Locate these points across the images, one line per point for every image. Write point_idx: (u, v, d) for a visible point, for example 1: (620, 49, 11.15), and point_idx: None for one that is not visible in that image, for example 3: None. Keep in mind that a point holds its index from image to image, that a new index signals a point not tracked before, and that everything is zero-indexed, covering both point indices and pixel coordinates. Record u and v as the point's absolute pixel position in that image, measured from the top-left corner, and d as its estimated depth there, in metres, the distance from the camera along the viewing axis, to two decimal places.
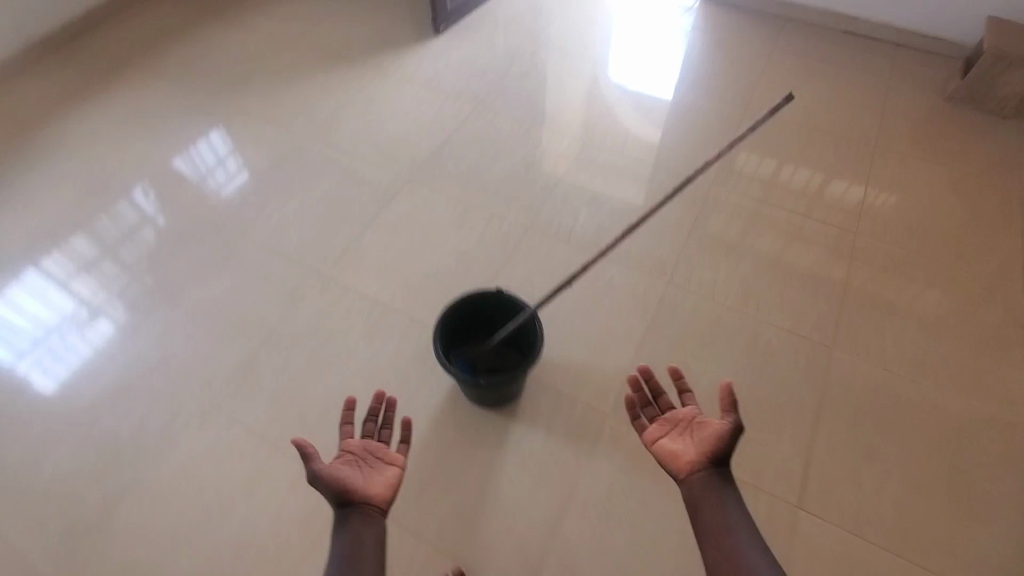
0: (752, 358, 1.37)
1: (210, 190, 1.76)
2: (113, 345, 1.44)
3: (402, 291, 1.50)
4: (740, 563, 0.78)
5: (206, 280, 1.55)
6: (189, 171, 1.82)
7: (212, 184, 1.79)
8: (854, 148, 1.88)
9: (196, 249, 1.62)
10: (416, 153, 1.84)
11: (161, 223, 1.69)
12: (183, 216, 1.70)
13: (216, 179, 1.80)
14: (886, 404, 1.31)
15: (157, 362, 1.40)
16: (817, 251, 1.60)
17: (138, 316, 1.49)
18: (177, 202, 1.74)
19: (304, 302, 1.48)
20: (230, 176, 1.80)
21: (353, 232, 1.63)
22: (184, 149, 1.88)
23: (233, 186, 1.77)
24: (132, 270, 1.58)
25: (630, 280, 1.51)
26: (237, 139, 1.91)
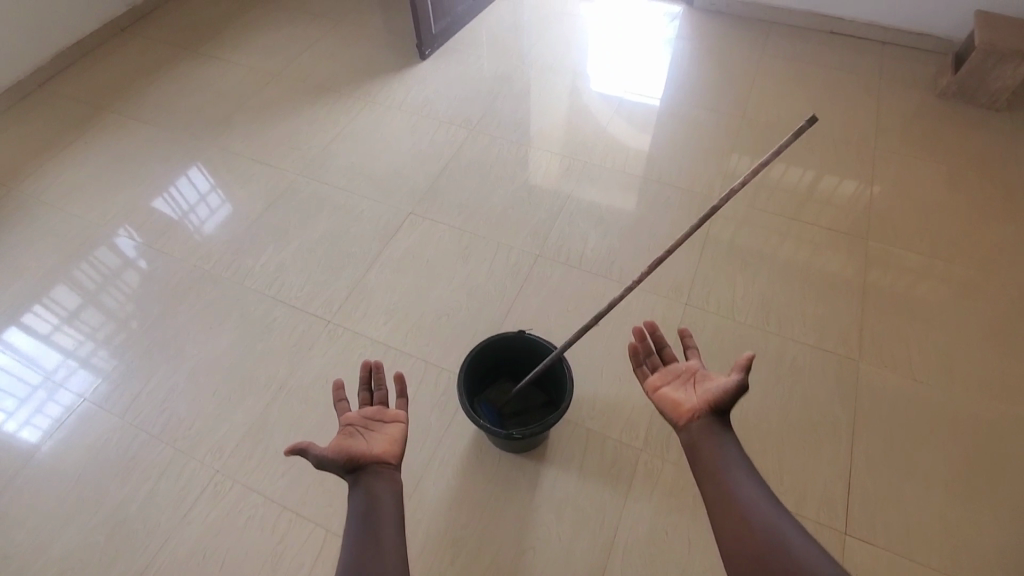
0: (779, 377, 1.34)
1: (190, 228, 1.71)
2: (106, 397, 1.39)
3: (415, 333, 1.44)
4: (734, 500, 0.73)
5: (201, 326, 1.49)
6: (168, 210, 1.76)
7: (191, 221, 1.73)
8: (855, 149, 1.86)
9: (188, 296, 1.56)
10: (414, 184, 1.79)
11: (145, 266, 1.63)
12: (171, 262, 1.64)
13: (196, 216, 1.74)
14: (920, 415, 1.28)
15: (157, 415, 1.35)
16: (833, 257, 1.57)
17: (130, 365, 1.44)
18: (165, 248, 1.67)
19: (312, 352, 1.42)
20: (210, 212, 1.75)
21: (356, 273, 1.57)
22: (164, 189, 1.82)
23: (214, 222, 1.72)
24: (118, 318, 1.53)
25: (646, 304, 1.48)
26: (224, 180, 1.84)
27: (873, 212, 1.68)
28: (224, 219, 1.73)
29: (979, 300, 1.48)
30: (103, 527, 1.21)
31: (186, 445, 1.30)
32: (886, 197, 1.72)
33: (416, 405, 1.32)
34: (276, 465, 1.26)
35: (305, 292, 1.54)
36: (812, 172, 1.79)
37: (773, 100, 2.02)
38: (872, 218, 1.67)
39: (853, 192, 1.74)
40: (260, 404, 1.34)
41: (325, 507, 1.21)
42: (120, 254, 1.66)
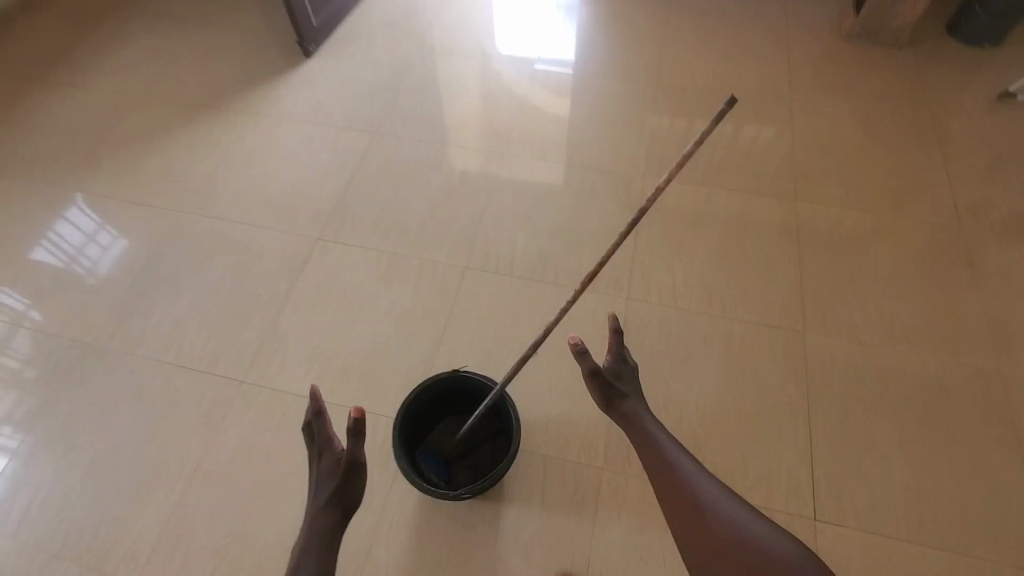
0: (731, 365, 1.30)
1: (83, 272, 1.50)
2: (13, 486, 1.20)
3: (343, 379, 1.30)
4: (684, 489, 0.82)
5: (110, 392, 1.31)
6: (51, 257, 1.53)
7: (82, 264, 1.51)
8: (773, 103, 1.81)
9: (89, 357, 1.36)
10: (317, 204, 1.60)
11: (39, 320, 1.42)
12: (63, 318, 1.43)
13: (86, 257, 1.52)
14: (867, 380, 1.28)
15: (84, 492, 1.19)
16: (767, 224, 1.52)
17: (44, 436, 1.26)
18: (50, 305, 1.45)
19: (226, 421, 1.25)
20: (102, 250, 1.54)
21: (266, 318, 1.40)
22: (38, 236, 1.57)
23: (110, 259, 1.52)
24: (13, 389, 1.32)
25: (587, 306, 1.39)
26: (101, 221, 1.59)
27: (798, 169, 1.64)
28: (115, 262, 1.51)
29: (906, 248, 1.48)
30: None
31: (96, 557, 1.13)
32: (809, 151, 1.68)
33: None
34: (206, 563, 1.11)
35: (210, 351, 1.35)
36: (737, 134, 1.73)
37: (686, 61, 1.94)
38: (800, 176, 1.63)
39: (779, 149, 1.69)
40: (176, 493, 1.18)
41: None
42: (4, 313, 1.44)
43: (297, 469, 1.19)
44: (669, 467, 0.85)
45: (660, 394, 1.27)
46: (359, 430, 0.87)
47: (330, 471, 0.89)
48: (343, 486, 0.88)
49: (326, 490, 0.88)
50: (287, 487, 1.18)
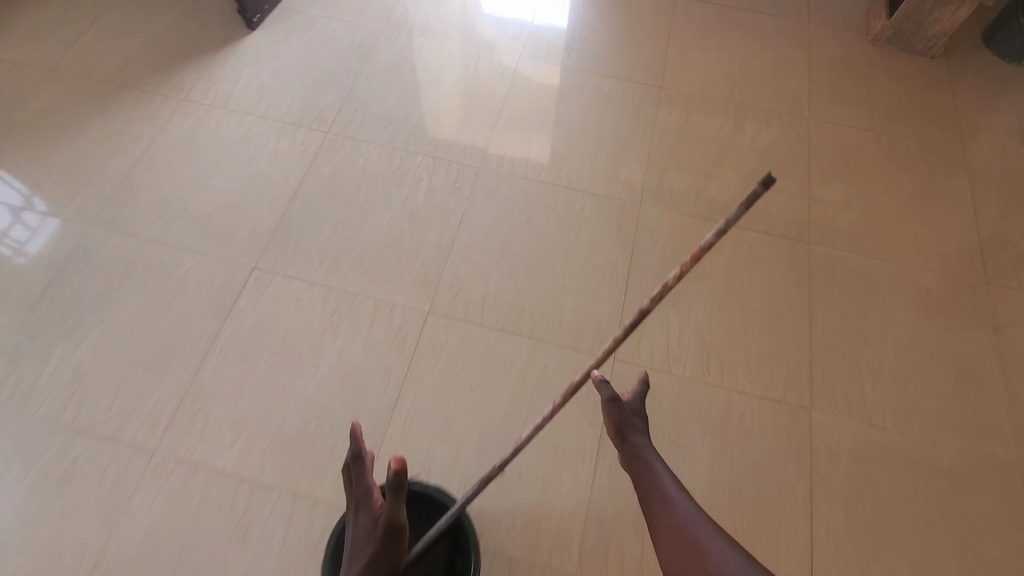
0: (727, 446, 1.14)
1: (8, 257, 1.30)
2: None
3: (276, 452, 1.10)
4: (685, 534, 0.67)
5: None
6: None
7: (9, 246, 1.31)
8: (791, 117, 1.58)
9: None
10: (255, 221, 1.35)
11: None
12: None
13: (11, 238, 1.32)
14: (876, 469, 1.13)
15: None
16: (775, 271, 1.33)
17: None
18: None
19: (135, 503, 1.06)
20: (29, 230, 1.33)
21: (187, 369, 1.18)
22: None
23: (41, 241, 1.32)
24: None
25: (567, 368, 1.20)
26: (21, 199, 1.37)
27: (813, 204, 1.44)
28: (47, 245, 1.32)
29: (929, 307, 1.31)
30: None
31: None
32: (826, 181, 1.48)
33: (289, 559, 1.02)
34: None
35: (120, 409, 1.14)
36: (747, 155, 1.51)
37: (695, 57, 1.68)
38: (814, 211, 1.43)
39: (793, 178, 1.48)
40: None
41: None
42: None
43: (217, 567, 1.01)
44: (670, 508, 0.71)
45: None
46: (399, 486, 0.76)
47: (369, 527, 0.80)
48: (381, 549, 0.78)
49: (363, 551, 0.79)
50: None
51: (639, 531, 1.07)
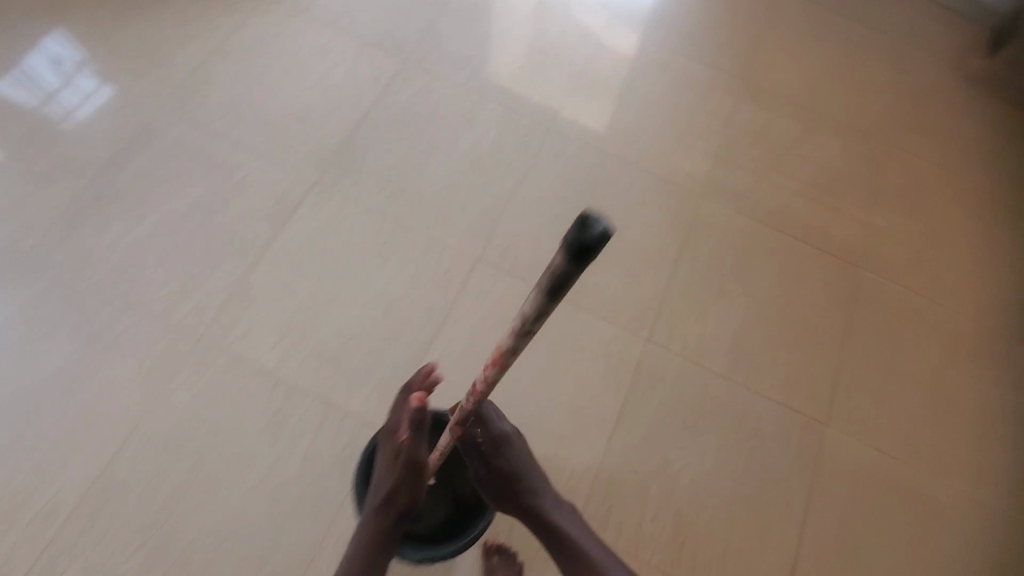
0: (740, 443, 1.18)
1: (53, 118, 1.29)
2: None
3: (314, 363, 1.14)
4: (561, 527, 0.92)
5: (50, 309, 1.14)
6: (19, 96, 1.31)
7: (58, 108, 1.31)
8: (866, 139, 1.55)
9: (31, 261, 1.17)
10: (321, 134, 1.34)
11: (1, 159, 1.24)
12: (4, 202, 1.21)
13: (61, 101, 1.31)
14: (875, 492, 1.18)
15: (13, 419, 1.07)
16: (819, 288, 1.35)
17: None
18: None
19: (177, 383, 1.10)
20: (79, 97, 1.32)
21: (238, 268, 1.19)
22: (14, 62, 1.34)
23: (85, 110, 1.31)
24: None
25: (602, 340, 1.23)
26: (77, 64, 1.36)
27: (871, 230, 1.43)
28: (95, 114, 1.31)
29: (962, 354, 1.33)
30: None
31: (10, 505, 1.03)
32: (888, 210, 1.47)
33: (312, 461, 1.07)
34: (132, 541, 1.01)
35: (169, 291, 1.17)
36: (816, 167, 1.49)
37: (785, 58, 1.63)
38: (869, 235, 1.43)
39: (856, 199, 1.47)
40: (107, 453, 1.06)
41: None
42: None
43: (246, 456, 1.07)
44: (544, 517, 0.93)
45: (656, 460, 1.15)
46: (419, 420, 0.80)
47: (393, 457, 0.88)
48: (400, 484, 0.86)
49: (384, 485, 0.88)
50: (233, 472, 1.06)
51: (641, 500, 1.12)
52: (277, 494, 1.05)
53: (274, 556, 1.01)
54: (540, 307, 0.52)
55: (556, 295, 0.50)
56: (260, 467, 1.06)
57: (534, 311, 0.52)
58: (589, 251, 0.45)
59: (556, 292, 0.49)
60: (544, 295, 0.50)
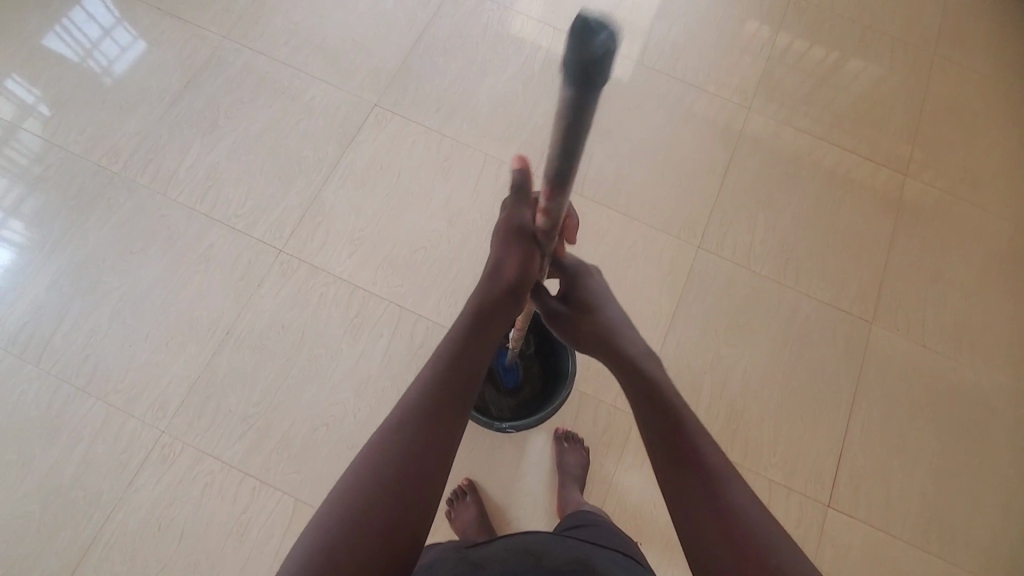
0: (789, 339, 1.25)
1: (95, 72, 1.34)
2: (43, 306, 1.17)
3: (387, 271, 1.22)
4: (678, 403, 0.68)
5: (140, 228, 1.23)
6: (62, 48, 1.35)
7: (96, 61, 1.35)
8: (916, 51, 1.54)
9: (116, 186, 1.25)
10: (378, 60, 1.39)
11: (48, 114, 1.30)
12: (85, 135, 1.29)
13: (102, 53, 1.35)
14: (918, 384, 1.25)
15: (117, 326, 1.16)
16: (865, 197, 1.39)
17: (74, 261, 1.20)
18: (75, 113, 1.30)
19: (264, 290, 1.20)
20: (119, 48, 1.36)
21: (311, 186, 1.28)
22: (55, 16, 1.37)
23: (125, 63, 1.35)
24: (39, 200, 1.24)
25: (654, 247, 1.29)
26: (116, 15, 1.38)
27: (918, 140, 1.45)
28: (132, 67, 1.35)
29: (1002, 264, 1.37)
30: (36, 495, 1.07)
31: (124, 400, 1.12)
32: (936, 119, 1.48)
33: (392, 358, 1.17)
34: (234, 427, 1.11)
35: (248, 209, 1.25)
36: (862, 79, 1.50)
37: None
38: (916, 146, 1.45)
39: (904, 111, 1.48)
40: (206, 352, 1.15)
41: (292, 475, 1.09)
42: (12, 98, 1.30)
43: (330, 354, 1.16)
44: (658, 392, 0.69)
45: (710, 355, 1.23)
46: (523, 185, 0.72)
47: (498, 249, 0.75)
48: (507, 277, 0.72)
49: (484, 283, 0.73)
50: (321, 369, 1.15)
51: (695, 392, 1.20)
52: (362, 386, 1.15)
53: (363, 440, 1.12)
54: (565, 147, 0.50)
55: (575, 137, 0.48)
56: (344, 364, 1.16)
57: (561, 153, 0.50)
58: (594, 70, 0.41)
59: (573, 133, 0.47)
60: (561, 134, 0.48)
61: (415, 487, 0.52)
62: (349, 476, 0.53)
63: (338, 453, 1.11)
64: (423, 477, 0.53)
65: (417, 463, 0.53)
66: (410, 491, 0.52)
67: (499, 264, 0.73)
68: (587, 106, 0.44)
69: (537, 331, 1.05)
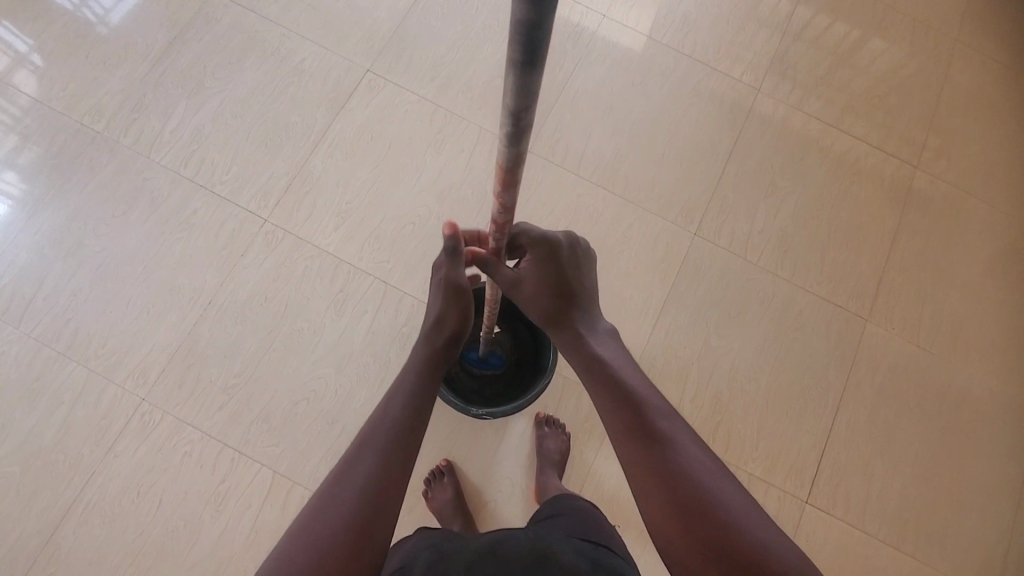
0: (781, 332, 1.22)
1: (89, 22, 1.28)
2: (25, 267, 1.15)
3: (373, 246, 1.20)
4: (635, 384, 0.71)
5: (123, 191, 1.20)
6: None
7: (92, 9, 1.29)
8: (940, 34, 1.46)
9: (100, 146, 1.22)
10: (372, 22, 1.33)
11: (40, 65, 1.25)
12: (70, 90, 1.24)
13: (96, 2, 1.29)
14: (908, 383, 1.23)
15: (99, 291, 1.15)
16: (872, 188, 1.34)
17: (56, 222, 1.18)
18: (60, 67, 1.25)
19: (247, 260, 1.17)
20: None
21: (298, 154, 1.24)
22: None
23: (120, 13, 1.29)
24: (21, 157, 1.21)
25: (649, 233, 1.25)
26: None
27: (932, 130, 1.39)
28: (128, 18, 1.29)
29: (1006, 263, 1.33)
30: (18, 456, 1.07)
31: (105, 367, 1.12)
32: (953, 109, 1.42)
33: (375, 335, 1.15)
34: (214, 398, 1.11)
35: (233, 176, 1.22)
36: (880, 62, 1.43)
37: None
38: (930, 136, 1.39)
39: (921, 98, 1.41)
40: (187, 321, 1.14)
41: (271, 448, 1.09)
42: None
43: (313, 328, 1.15)
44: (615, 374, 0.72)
45: (698, 345, 1.20)
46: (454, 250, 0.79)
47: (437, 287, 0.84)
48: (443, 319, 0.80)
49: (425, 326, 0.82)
50: (302, 342, 1.14)
51: (681, 382, 1.19)
52: (344, 362, 1.14)
53: (344, 417, 1.12)
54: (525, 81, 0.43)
55: (533, 67, 0.42)
56: (326, 339, 1.15)
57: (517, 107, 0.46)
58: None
59: (531, 61, 0.41)
60: (517, 70, 0.42)
61: (376, 519, 0.56)
62: (313, 511, 0.57)
63: (318, 429, 1.11)
64: (386, 494, 0.58)
65: (381, 483, 0.59)
66: (375, 516, 0.57)
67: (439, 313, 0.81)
68: (541, 33, 0.39)
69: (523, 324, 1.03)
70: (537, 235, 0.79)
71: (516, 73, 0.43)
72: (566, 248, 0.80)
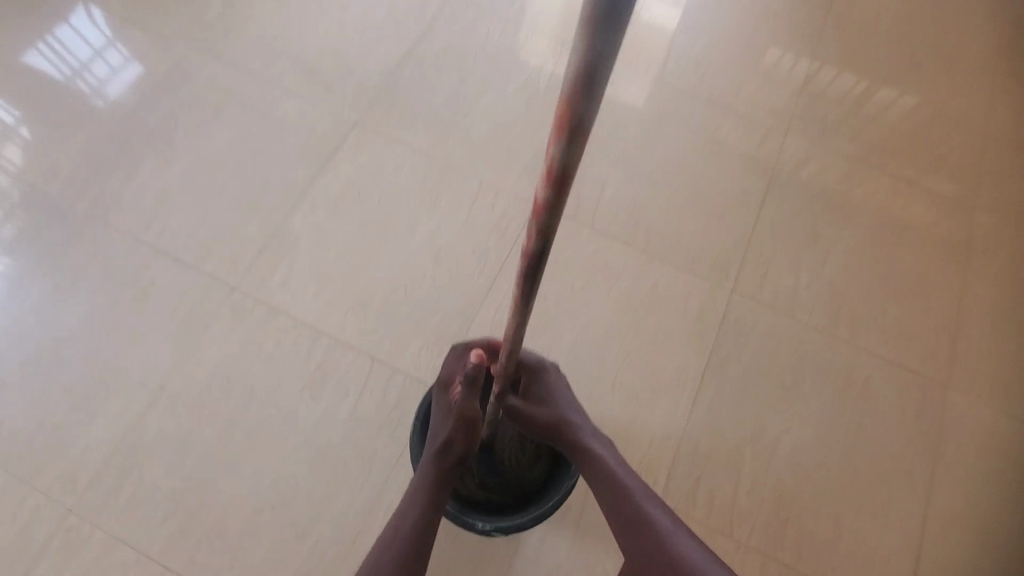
0: (847, 406, 1.02)
1: (83, 94, 1.16)
2: None
3: (359, 315, 1.02)
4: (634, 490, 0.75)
5: (75, 259, 1.05)
6: (50, 65, 1.18)
7: (87, 80, 1.18)
8: (980, 68, 1.34)
9: (56, 210, 1.08)
10: (361, 74, 1.22)
11: (31, 139, 1.13)
12: (28, 151, 1.12)
13: (90, 74, 1.18)
14: (1008, 464, 1.01)
15: (33, 376, 0.97)
16: (929, 234, 1.18)
17: None
18: (27, 130, 1.13)
19: (209, 336, 1.00)
20: (110, 69, 1.19)
21: (275, 214, 1.09)
22: (43, 30, 1.21)
23: (117, 85, 1.18)
24: None
25: (679, 291, 1.08)
26: (108, 31, 1.22)
27: (987, 170, 1.25)
28: (127, 90, 1.18)
29: None
30: None
31: (28, 471, 0.91)
32: (1006, 146, 1.28)
33: (358, 423, 0.96)
34: (159, 507, 0.90)
35: (199, 240, 1.07)
36: (917, 99, 1.30)
37: None
38: (986, 177, 1.24)
39: (969, 135, 1.28)
40: (134, 410, 0.95)
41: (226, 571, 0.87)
42: None
43: (284, 416, 0.95)
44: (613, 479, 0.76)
45: (750, 425, 1.00)
46: (473, 379, 0.77)
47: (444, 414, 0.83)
48: (444, 455, 0.78)
49: (427, 456, 0.79)
50: (270, 434, 0.94)
51: (732, 472, 0.97)
52: (320, 457, 0.93)
53: (317, 527, 0.90)
54: (599, 48, 0.35)
55: (612, 26, 0.34)
56: (299, 428, 0.95)
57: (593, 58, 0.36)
58: None
59: (611, 17, 0.33)
60: (592, 32, 0.34)
61: None
62: None
63: (286, 544, 0.89)
64: None
65: None
66: None
67: (443, 445, 0.78)
68: None
69: (541, 450, 0.88)
70: (532, 360, 0.88)
71: (589, 39, 0.35)
72: (552, 372, 0.88)
